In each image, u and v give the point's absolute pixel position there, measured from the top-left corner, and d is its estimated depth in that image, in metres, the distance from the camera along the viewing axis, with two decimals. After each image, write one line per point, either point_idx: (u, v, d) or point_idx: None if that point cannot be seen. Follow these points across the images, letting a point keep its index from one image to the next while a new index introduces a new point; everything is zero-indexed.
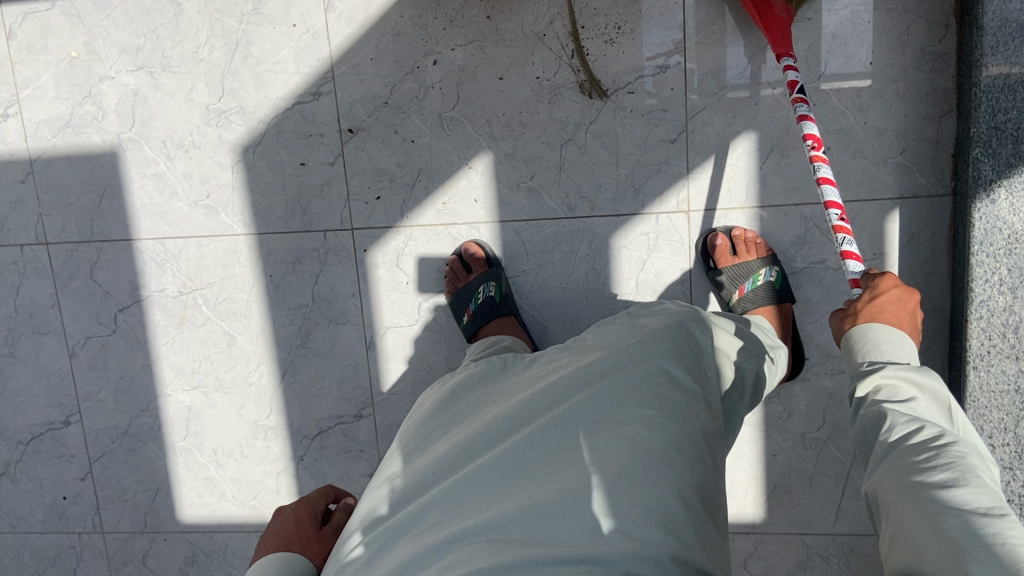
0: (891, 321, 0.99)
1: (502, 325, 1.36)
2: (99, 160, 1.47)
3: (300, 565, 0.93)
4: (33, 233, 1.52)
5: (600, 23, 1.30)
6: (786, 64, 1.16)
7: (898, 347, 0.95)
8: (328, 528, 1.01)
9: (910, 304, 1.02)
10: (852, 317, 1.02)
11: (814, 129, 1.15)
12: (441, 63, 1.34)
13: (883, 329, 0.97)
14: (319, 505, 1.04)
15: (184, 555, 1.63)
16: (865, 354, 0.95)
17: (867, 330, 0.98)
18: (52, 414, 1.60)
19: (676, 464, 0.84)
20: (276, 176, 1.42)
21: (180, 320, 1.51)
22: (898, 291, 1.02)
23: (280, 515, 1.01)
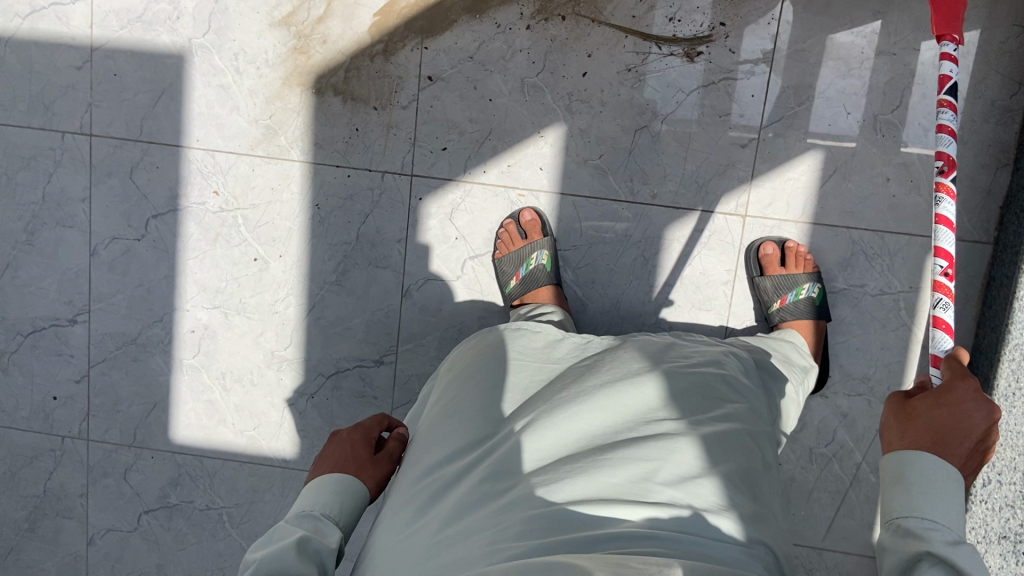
0: (940, 443, 0.78)
1: (548, 294, 1.39)
2: (164, 61, 1.44)
3: (357, 489, 0.94)
4: (79, 122, 1.47)
5: (697, 20, 1.33)
6: (945, 47, 1.03)
7: (937, 500, 0.74)
8: (382, 455, 1.01)
9: (980, 426, 0.79)
10: (907, 422, 0.82)
11: (953, 124, 1.01)
12: (534, 30, 1.36)
13: (928, 459, 0.77)
14: (373, 432, 1.04)
15: (169, 476, 1.59)
16: (905, 505, 0.75)
17: (921, 467, 0.77)
18: (59, 310, 1.55)
19: (730, 437, 0.89)
20: (344, 110, 1.42)
21: (214, 237, 1.49)
22: (982, 410, 0.79)
23: (336, 438, 1.02)
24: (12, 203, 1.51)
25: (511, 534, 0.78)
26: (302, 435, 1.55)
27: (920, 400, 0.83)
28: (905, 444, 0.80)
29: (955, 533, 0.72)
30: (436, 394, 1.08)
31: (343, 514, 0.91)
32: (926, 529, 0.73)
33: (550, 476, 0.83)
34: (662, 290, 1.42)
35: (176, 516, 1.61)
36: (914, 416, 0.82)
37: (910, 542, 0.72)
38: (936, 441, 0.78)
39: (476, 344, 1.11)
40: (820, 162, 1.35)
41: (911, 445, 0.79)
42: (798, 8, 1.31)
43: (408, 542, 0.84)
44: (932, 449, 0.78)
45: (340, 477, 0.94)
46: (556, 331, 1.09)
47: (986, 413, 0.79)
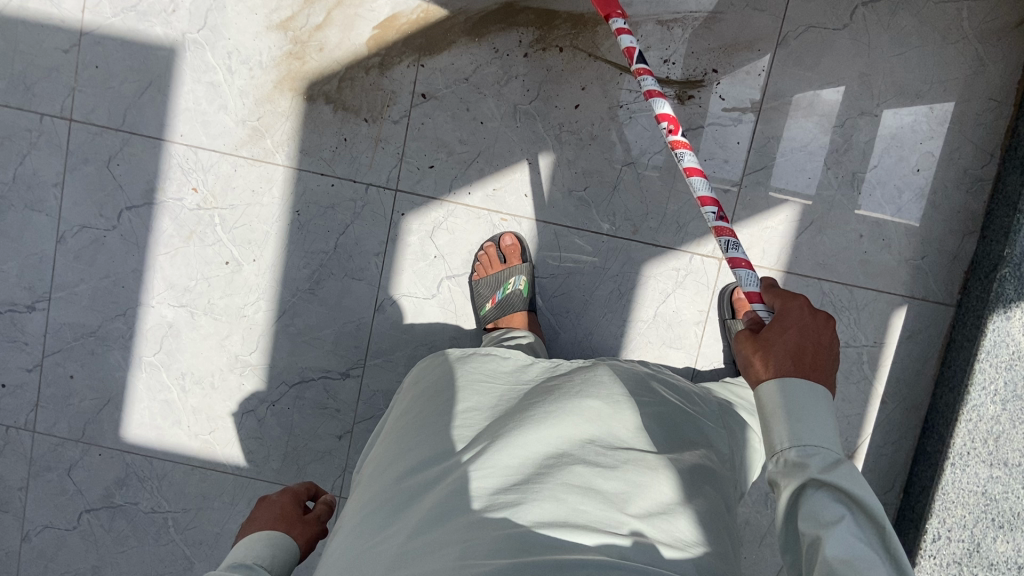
0: (802, 360, 0.78)
1: (524, 319, 1.39)
2: (154, 52, 1.43)
3: (287, 543, 0.89)
4: (59, 105, 1.44)
5: (691, 65, 1.36)
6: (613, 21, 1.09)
7: (803, 426, 0.73)
8: (310, 517, 0.97)
9: (822, 336, 0.80)
10: (764, 351, 0.80)
11: (666, 107, 1.02)
12: (531, 58, 1.38)
13: (798, 381, 0.76)
14: (301, 497, 1.01)
15: (115, 475, 1.54)
16: (780, 441, 0.74)
17: (791, 388, 0.75)
18: (18, 295, 1.51)
19: (698, 477, 0.87)
20: (335, 118, 1.42)
21: (188, 234, 1.47)
22: (818, 322, 0.82)
23: (261, 501, 0.98)
24: None
25: (480, 550, 0.73)
26: (258, 443, 1.52)
27: (767, 329, 0.82)
28: (773, 375, 0.78)
29: (833, 452, 0.71)
30: (401, 411, 1.05)
31: (275, 566, 0.85)
32: (794, 456, 0.72)
33: (518, 499, 0.79)
34: (634, 324, 1.43)
35: (118, 517, 1.55)
36: (767, 340, 0.81)
37: (794, 480, 0.71)
38: (796, 361, 0.78)
39: (439, 365, 1.08)
40: (797, 213, 1.39)
41: (773, 370, 0.78)
42: (789, 62, 1.36)
43: (369, 564, 0.80)
44: (802, 374, 0.77)
45: (268, 533, 0.89)
46: (525, 356, 1.07)
47: (825, 327, 0.81)
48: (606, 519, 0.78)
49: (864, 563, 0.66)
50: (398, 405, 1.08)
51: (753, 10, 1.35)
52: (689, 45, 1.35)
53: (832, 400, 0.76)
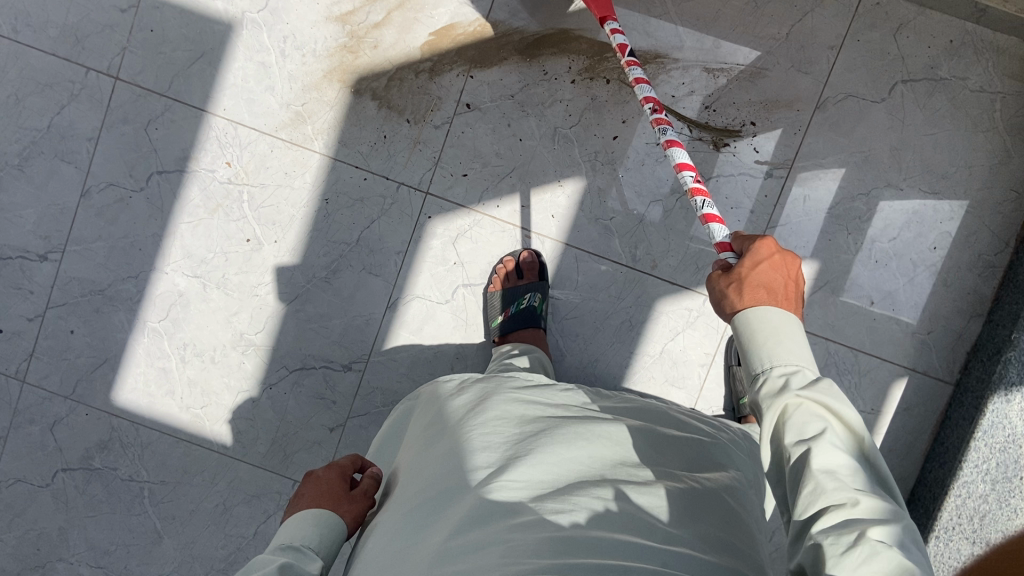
0: (786, 295, 0.84)
1: (533, 334, 1.40)
2: (210, 26, 1.45)
3: (331, 525, 0.91)
4: (107, 62, 1.46)
5: (731, 114, 1.40)
6: (610, 26, 1.19)
7: (793, 352, 0.77)
8: (358, 493, 0.97)
9: (793, 274, 0.87)
10: (738, 285, 0.85)
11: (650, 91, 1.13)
12: (578, 85, 1.42)
13: (780, 307, 0.81)
14: (348, 471, 1.00)
15: (98, 437, 1.52)
16: (768, 355, 0.77)
17: (776, 313, 0.80)
18: (32, 243, 1.50)
19: (728, 507, 0.86)
20: (378, 115, 1.44)
21: (214, 207, 1.47)
22: (785, 260, 0.87)
23: (307, 478, 0.98)
24: (14, 124, 1.48)
25: (525, 549, 0.72)
26: (248, 424, 1.51)
27: (745, 262, 0.87)
28: (759, 302, 0.82)
29: (811, 369, 0.75)
30: (416, 431, 1.02)
31: (323, 546, 0.89)
32: (788, 380, 0.74)
33: (556, 505, 0.77)
34: (640, 358, 1.45)
35: (93, 481, 1.53)
36: (752, 271, 0.85)
37: (774, 396, 0.73)
38: (781, 294, 0.83)
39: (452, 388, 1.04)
40: (812, 272, 1.42)
41: (765, 300, 0.82)
42: (825, 126, 1.40)
43: (405, 563, 0.78)
44: (786, 307, 0.82)
45: (314, 517, 0.91)
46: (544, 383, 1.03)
47: (793, 266, 0.87)
48: (643, 530, 0.76)
49: (845, 469, 0.68)
50: (412, 428, 1.04)
51: (797, 71, 1.39)
52: (730, 95, 1.39)
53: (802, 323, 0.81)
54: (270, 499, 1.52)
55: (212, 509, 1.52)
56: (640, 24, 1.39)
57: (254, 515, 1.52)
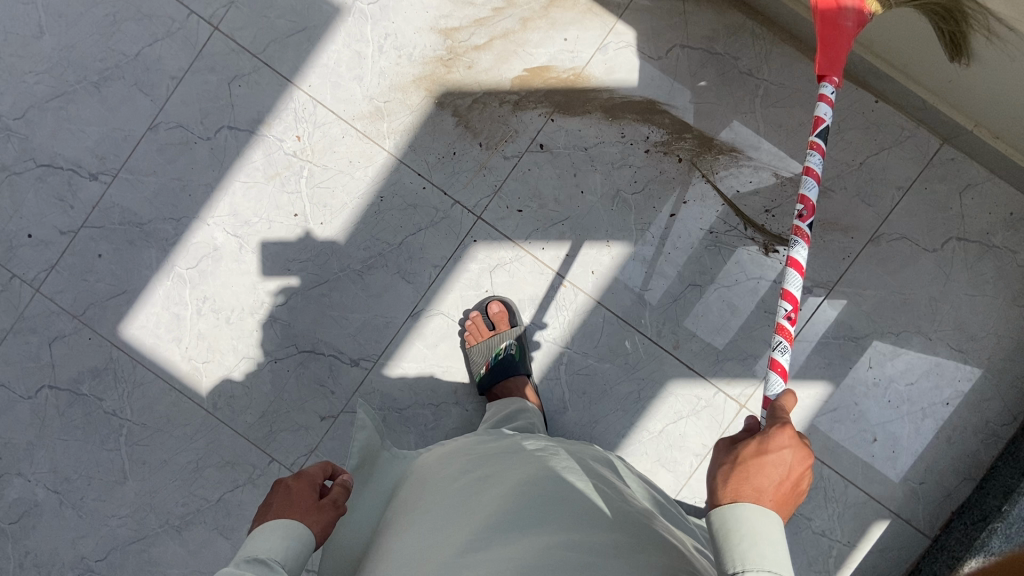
0: (776, 495, 0.74)
1: (517, 383, 1.41)
2: (319, 4, 1.48)
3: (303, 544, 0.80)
4: (211, 11, 1.49)
5: (787, 223, 1.43)
6: (824, 88, 1.02)
7: (778, 550, 0.68)
8: (327, 502, 0.85)
9: (798, 476, 0.77)
10: (727, 476, 0.75)
11: (817, 162, 1.03)
12: (651, 155, 1.45)
13: (772, 515, 0.71)
14: (317, 480, 0.88)
15: (93, 364, 1.52)
16: (742, 556, 0.67)
17: (759, 514, 0.71)
18: (86, 161, 1.51)
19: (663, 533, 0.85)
20: (453, 131, 1.47)
21: (272, 174, 1.49)
22: (791, 454, 0.77)
23: (275, 485, 0.85)
24: (104, 44, 1.51)
25: None
26: (243, 391, 1.51)
27: (747, 447, 0.78)
28: (737, 496, 0.72)
29: None
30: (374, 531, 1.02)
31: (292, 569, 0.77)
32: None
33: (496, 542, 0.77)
34: (639, 430, 1.46)
35: (76, 406, 1.52)
36: (755, 462, 0.75)
37: None
38: (766, 489, 0.73)
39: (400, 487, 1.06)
40: (825, 394, 1.44)
41: (753, 495, 0.72)
42: (873, 259, 1.43)
43: None
44: (772, 507, 0.73)
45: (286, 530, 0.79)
46: (481, 450, 1.06)
47: (802, 466, 0.77)
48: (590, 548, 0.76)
49: None
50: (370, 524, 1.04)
51: (861, 201, 1.43)
52: (792, 205, 1.43)
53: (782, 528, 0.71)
54: (242, 470, 1.51)
55: (184, 465, 1.51)
56: (726, 115, 1.43)
57: (223, 481, 1.51)
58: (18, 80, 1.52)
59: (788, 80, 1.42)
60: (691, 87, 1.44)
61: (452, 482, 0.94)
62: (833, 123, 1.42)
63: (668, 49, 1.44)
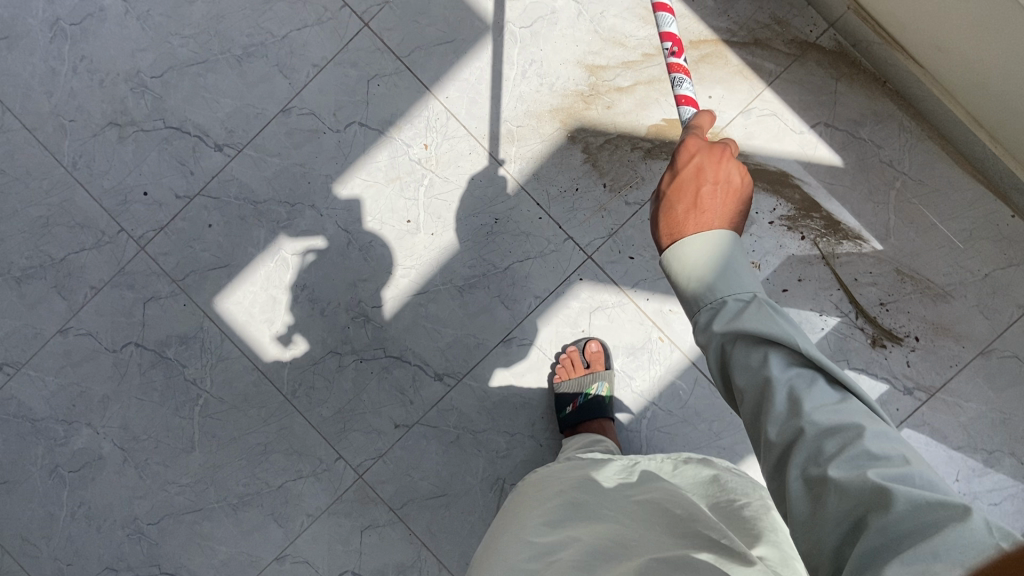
0: (707, 204, 0.68)
1: (602, 426, 1.41)
2: (472, 19, 1.49)
3: None
4: (364, 7, 1.50)
5: (899, 320, 1.41)
6: None
7: (728, 270, 0.62)
8: None
9: (728, 178, 0.69)
10: (666, 227, 0.68)
11: None
12: (773, 227, 1.43)
13: (717, 233, 0.65)
14: None
15: (182, 330, 1.53)
16: (698, 298, 0.62)
17: (704, 239, 0.65)
18: (214, 131, 1.53)
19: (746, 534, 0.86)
20: (580, 167, 1.47)
21: (394, 178, 1.50)
22: (705, 161, 0.70)
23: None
24: (253, 20, 1.52)
25: None
26: (324, 384, 1.51)
27: (662, 187, 0.71)
28: (675, 238, 0.67)
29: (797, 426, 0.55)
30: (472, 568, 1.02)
31: None
32: (705, 316, 0.61)
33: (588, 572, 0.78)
34: None
35: (157, 368, 1.53)
36: (679, 193, 0.69)
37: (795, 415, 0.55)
38: (698, 209, 0.68)
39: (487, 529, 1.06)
40: None
41: (692, 226, 0.66)
42: (981, 373, 1.40)
43: None
44: (714, 220, 0.66)
45: None
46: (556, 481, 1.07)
47: (722, 164, 0.70)
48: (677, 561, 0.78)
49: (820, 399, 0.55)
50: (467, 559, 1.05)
51: (979, 312, 1.40)
52: (907, 303, 1.41)
53: (732, 237, 0.64)
54: (307, 462, 1.50)
55: (252, 447, 1.51)
56: (856, 201, 1.42)
57: (287, 469, 1.50)
58: (164, 40, 1.54)
59: (927, 177, 1.41)
60: (826, 167, 1.43)
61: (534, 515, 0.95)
62: (965, 229, 1.40)
63: (811, 125, 1.43)
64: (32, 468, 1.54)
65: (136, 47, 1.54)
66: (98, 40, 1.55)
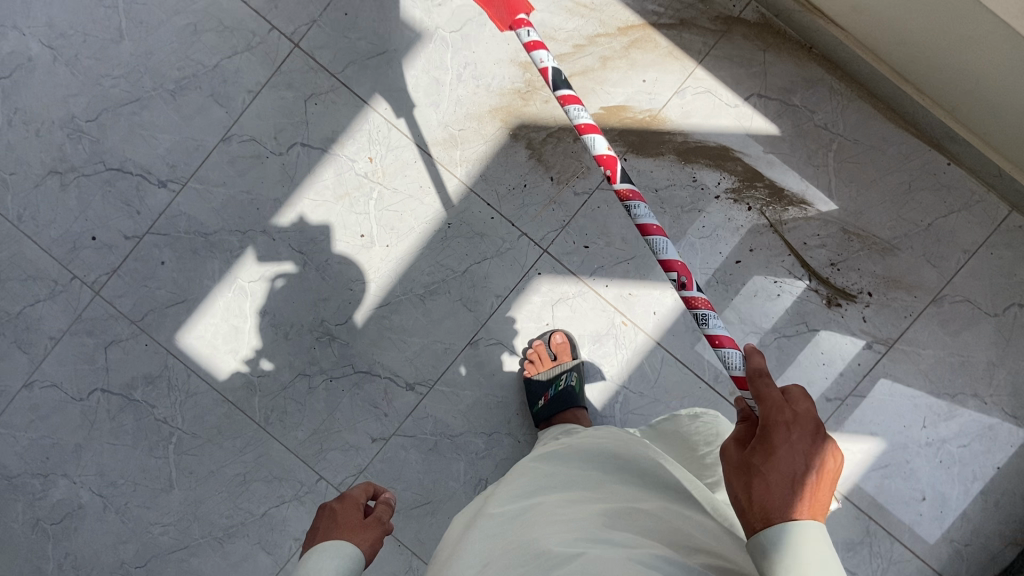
0: (803, 488, 0.63)
1: (576, 415, 1.41)
2: (402, 29, 1.49)
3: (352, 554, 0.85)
4: (292, 28, 1.50)
5: (851, 278, 1.45)
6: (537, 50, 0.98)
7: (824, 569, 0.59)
8: (371, 519, 0.90)
9: (827, 462, 0.66)
10: (755, 505, 0.64)
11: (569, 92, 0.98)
12: (720, 201, 1.46)
13: (814, 522, 0.61)
14: (355, 503, 0.93)
15: (148, 370, 1.52)
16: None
17: (799, 529, 0.61)
18: (156, 168, 1.52)
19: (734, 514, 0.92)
20: (525, 164, 1.48)
21: (342, 194, 1.50)
22: (802, 441, 0.67)
23: (320, 510, 0.90)
24: (182, 53, 1.52)
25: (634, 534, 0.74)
26: (297, 408, 1.50)
27: (752, 456, 0.68)
28: (767, 518, 0.62)
29: None
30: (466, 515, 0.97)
31: None
32: None
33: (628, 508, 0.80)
34: None
35: (127, 411, 1.52)
36: (766, 468, 0.66)
37: None
38: (804, 498, 0.63)
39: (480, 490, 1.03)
40: (877, 451, 1.45)
41: (788, 513, 0.62)
42: (935, 320, 1.44)
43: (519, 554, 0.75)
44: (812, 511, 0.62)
45: (336, 547, 0.85)
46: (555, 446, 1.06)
47: (817, 443, 0.67)
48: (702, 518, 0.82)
49: None
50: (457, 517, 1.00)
51: (927, 261, 1.44)
52: (857, 260, 1.44)
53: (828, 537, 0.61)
54: (289, 486, 1.50)
55: (231, 478, 1.51)
56: (798, 167, 1.45)
57: (269, 496, 1.50)
58: (95, 82, 1.52)
59: (862, 136, 1.45)
60: (764, 137, 1.45)
61: (541, 470, 0.94)
62: (903, 183, 1.44)
63: (745, 97, 1.46)
64: (11, 526, 1.52)
65: (67, 93, 1.52)
66: (27, 90, 1.53)
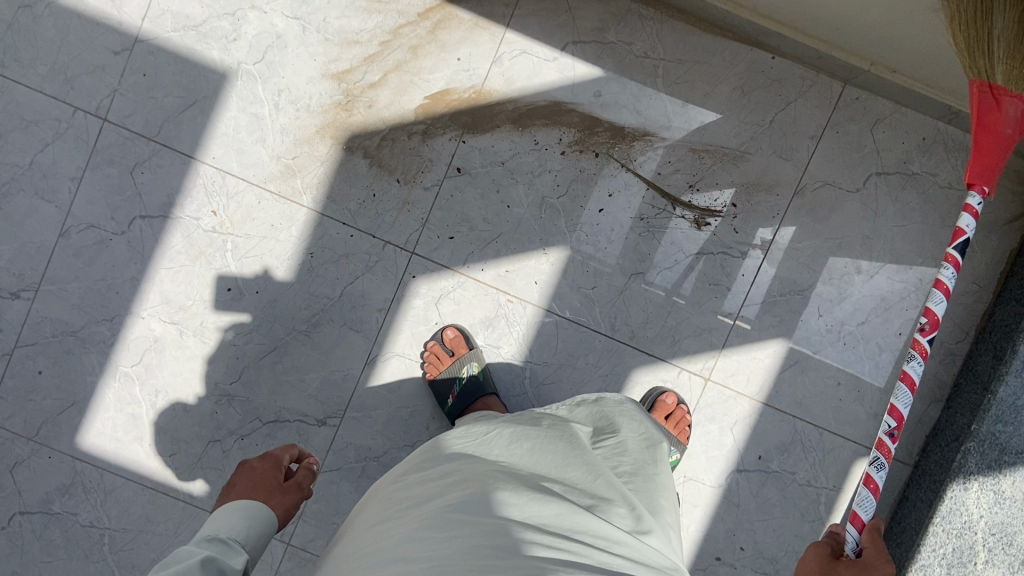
0: None
1: (485, 404, 1.41)
2: (205, 74, 1.45)
3: (265, 516, 0.91)
4: (95, 104, 1.45)
5: (712, 194, 1.45)
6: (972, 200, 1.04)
7: None
8: (290, 484, 0.99)
9: None
10: None
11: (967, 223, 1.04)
12: (567, 156, 1.45)
13: None
14: (278, 463, 1.03)
15: (60, 481, 1.49)
16: None
17: None
18: (4, 281, 1.47)
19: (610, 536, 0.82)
20: (368, 173, 1.46)
21: (197, 254, 1.47)
22: None
23: (241, 468, 1.00)
24: None
25: None
26: (218, 474, 1.48)
27: None
28: None
29: None
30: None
31: (250, 538, 0.87)
32: None
33: None
34: None
35: (51, 527, 1.48)
36: None
37: None
38: None
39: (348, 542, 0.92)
40: (783, 352, 1.47)
41: None
42: (803, 212, 1.45)
43: None
44: None
45: (247, 506, 0.91)
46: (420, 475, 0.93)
47: None
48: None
49: None
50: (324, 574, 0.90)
51: (779, 157, 1.45)
52: (714, 175, 1.44)
53: None
54: None
55: None
56: (631, 102, 1.44)
57: None
58: None
59: (683, 54, 1.44)
60: (591, 81, 1.44)
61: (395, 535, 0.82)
62: (735, 88, 1.44)
63: (562, 47, 1.45)
64: None
65: None
66: None
